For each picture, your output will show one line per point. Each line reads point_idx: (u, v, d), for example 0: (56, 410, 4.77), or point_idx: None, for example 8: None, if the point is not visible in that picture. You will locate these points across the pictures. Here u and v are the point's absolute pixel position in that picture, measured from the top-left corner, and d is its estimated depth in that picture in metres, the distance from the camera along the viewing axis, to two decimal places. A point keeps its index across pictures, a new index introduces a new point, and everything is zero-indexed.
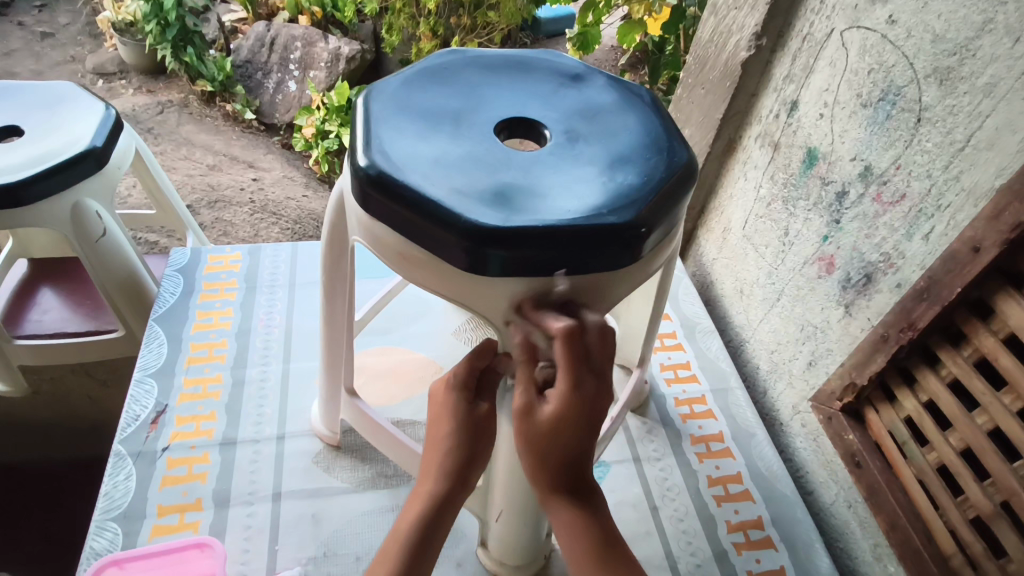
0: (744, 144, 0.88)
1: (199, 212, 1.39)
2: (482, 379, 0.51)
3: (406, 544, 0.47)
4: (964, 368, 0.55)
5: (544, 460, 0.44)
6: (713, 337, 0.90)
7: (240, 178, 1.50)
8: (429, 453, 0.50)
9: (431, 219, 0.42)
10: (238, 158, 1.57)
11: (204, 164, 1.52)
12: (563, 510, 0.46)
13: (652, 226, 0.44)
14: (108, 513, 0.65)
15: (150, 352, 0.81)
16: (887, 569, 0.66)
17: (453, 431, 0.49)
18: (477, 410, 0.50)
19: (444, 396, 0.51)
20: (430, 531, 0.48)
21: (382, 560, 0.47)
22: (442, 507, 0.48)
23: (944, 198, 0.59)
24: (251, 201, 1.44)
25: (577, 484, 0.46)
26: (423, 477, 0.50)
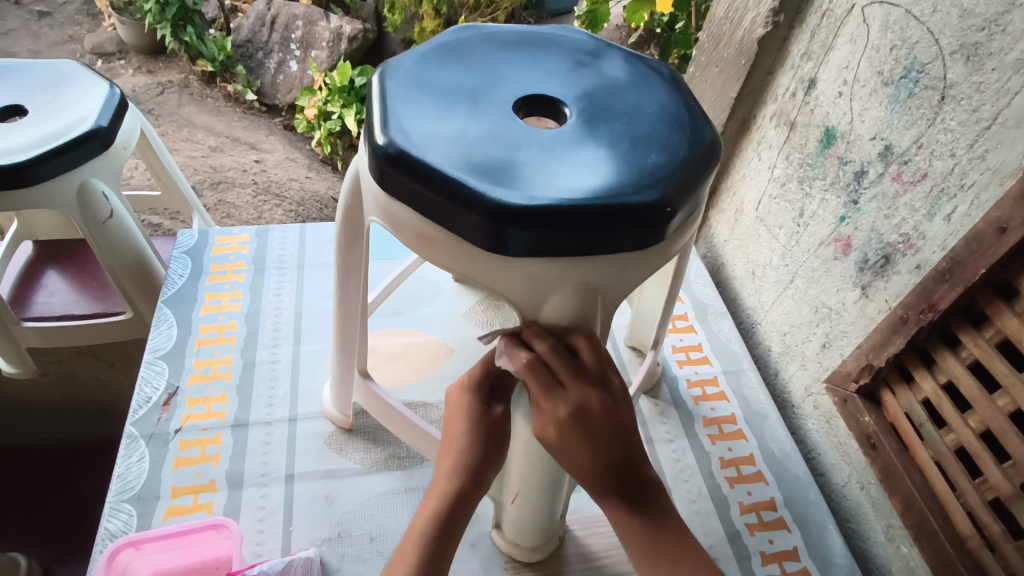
0: (759, 123, 0.87)
1: (203, 193, 1.38)
2: (496, 384, 0.52)
3: (424, 543, 0.47)
4: (985, 349, 0.54)
5: (581, 473, 0.46)
6: (725, 319, 0.90)
7: (243, 160, 1.48)
8: (443, 453, 0.51)
9: (452, 198, 0.41)
10: (240, 139, 1.56)
11: (206, 145, 1.51)
12: (618, 509, 0.47)
13: (677, 206, 0.43)
14: (122, 495, 0.65)
15: (160, 334, 0.81)
16: (900, 550, 0.66)
17: (469, 430, 0.50)
18: (491, 413, 0.51)
19: (459, 397, 0.52)
20: (448, 529, 0.48)
21: (400, 558, 0.47)
22: (457, 505, 0.49)
23: (968, 177, 0.58)
24: (254, 182, 1.42)
25: (623, 479, 0.46)
26: (437, 476, 0.50)
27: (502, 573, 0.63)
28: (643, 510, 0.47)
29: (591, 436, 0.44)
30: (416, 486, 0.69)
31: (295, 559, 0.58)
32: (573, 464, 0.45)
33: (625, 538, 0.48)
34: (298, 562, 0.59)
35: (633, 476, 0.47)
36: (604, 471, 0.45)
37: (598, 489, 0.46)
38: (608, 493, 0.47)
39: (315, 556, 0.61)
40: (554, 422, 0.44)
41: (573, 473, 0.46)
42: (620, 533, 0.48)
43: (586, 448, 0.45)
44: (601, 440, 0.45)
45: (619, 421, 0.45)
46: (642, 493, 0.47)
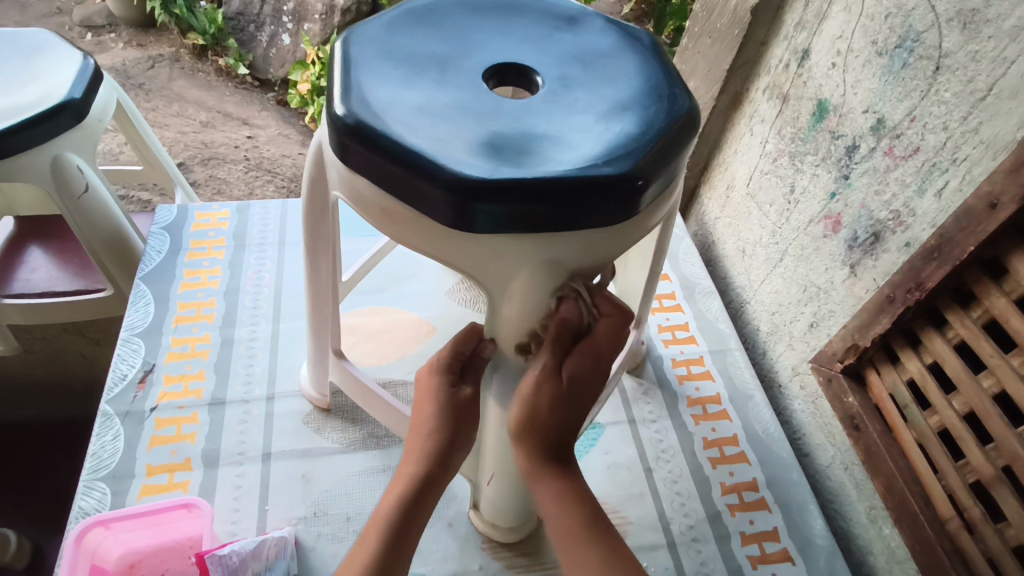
0: (752, 96, 0.84)
1: (192, 169, 1.36)
2: (466, 363, 0.51)
3: (387, 528, 0.47)
4: (971, 330, 0.53)
5: (529, 440, 0.50)
6: (713, 298, 0.88)
7: (235, 136, 1.45)
8: (413, 436, 0.51)
9: (412, 171, 0.39)
10: (231, 114, 1.52)
11: (197, 120, 1.48)
12: (550, 481, 0.50)
13: (650, 178, 0.41)
14: (97, 473, 0.64)
15: (137, 311, 0.79)
16: (882, 531, 0.65)
17: (436, 414, 0.50)
18: (460, 394, 0.50)
19: (427, 379, 0.51)
20: (414, 512, 0.48)
21: (364, 543, 0.47)
22: (424, 489, 0.49)
23: (960, 151, 0.56)
24: (245, 158, 1.40)
25: (561, 454, 0.51)
26: (405, 459, 0.50)
27: (479, 553, 0.63)
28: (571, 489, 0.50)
29: (568, 404, 0.49)
30: (394, 466, 0.68)
31: (268, 537, 0.58)
32: (531, 424, 0.49)
33: (551, 525, 0.49)
34: (271, 541, 0.58)
35: (567, 456, 0.52)
36: (549, 438, 0.50)
37: (538, 460, 0.50)
38: (546, 466, 0.50)
39: (290, 535, 0.61)
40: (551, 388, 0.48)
41: (519, 432, 0.50)
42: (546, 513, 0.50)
43: (555, 415, 0.49)
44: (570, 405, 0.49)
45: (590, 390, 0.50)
46: (571, 473, 0.51)
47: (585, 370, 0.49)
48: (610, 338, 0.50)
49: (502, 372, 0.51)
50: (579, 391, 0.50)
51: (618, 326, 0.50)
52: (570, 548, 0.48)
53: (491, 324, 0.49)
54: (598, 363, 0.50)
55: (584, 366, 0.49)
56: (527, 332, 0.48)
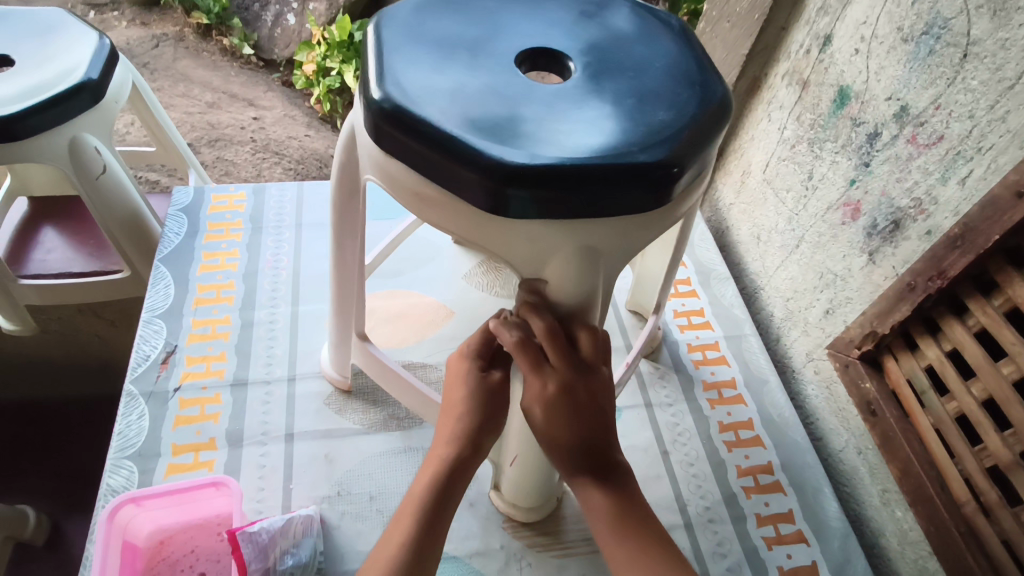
0: (771, 82, 0.84)
1: (200, 150, 1.36)
2: (495, 350, 0.54)
3: (421, 509, 0.48)
4: (993, 318, 0.53)
5: (557, 451, 0.48)
6: (728, 284, 0.89)
7: (241, 117, 1.45)
8: (443, 419, 0.52)
9: (450, 156, 0.40)
10: (237, 95, 1.51)
11: (203, 101, 1.47)
12: (590, 491, 0.48)
13: (684, 166, 0.41)
14: (123, 451, 0.66)
15: (157, 293, 0.80)
16: (894, 514, 0.67)
17: (467, 397, 0.51)
18: (490, 378, 0.52)
19: (457, 365, 0.53)
20: (446, 493, 0.49)
21: (398, 523, 0.48)
22: (456, 471, 0.49)
23: (986, 140, 0.56)
24: (252, 140, 1.40)
25: (595, 459, 0.49)
26: (436, 442, 0.51)
27: (500, 532, 0.64)
28: (615, 495, 0.48)
29: (569, 414, 0.47)
30: (415, 447, 0.69)
31: (295, 515, 0.59)
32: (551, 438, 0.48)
33: (597, 533, 0.48)
34: (298, 519, 0.59)
35: (605, 463, 0.49)
36: (576, 449, 0.48)
37: (571, 470, 0.48)
38: (580, 474, 0.48)
39: (316, 513, 0.62)
40: (542, 401, 0.47)
41: (545, 446, 0.48)
42: (588, 511, 0.48)
43: (562, 426, 0.47)
44: (577, 418, 0.47)
45: (601, 403, 0.49)
46: (619, 484, 0.49)
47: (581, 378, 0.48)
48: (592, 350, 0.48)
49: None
50: (572, 399, 0.47)
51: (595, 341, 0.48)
52: (615, 544, 0.47)
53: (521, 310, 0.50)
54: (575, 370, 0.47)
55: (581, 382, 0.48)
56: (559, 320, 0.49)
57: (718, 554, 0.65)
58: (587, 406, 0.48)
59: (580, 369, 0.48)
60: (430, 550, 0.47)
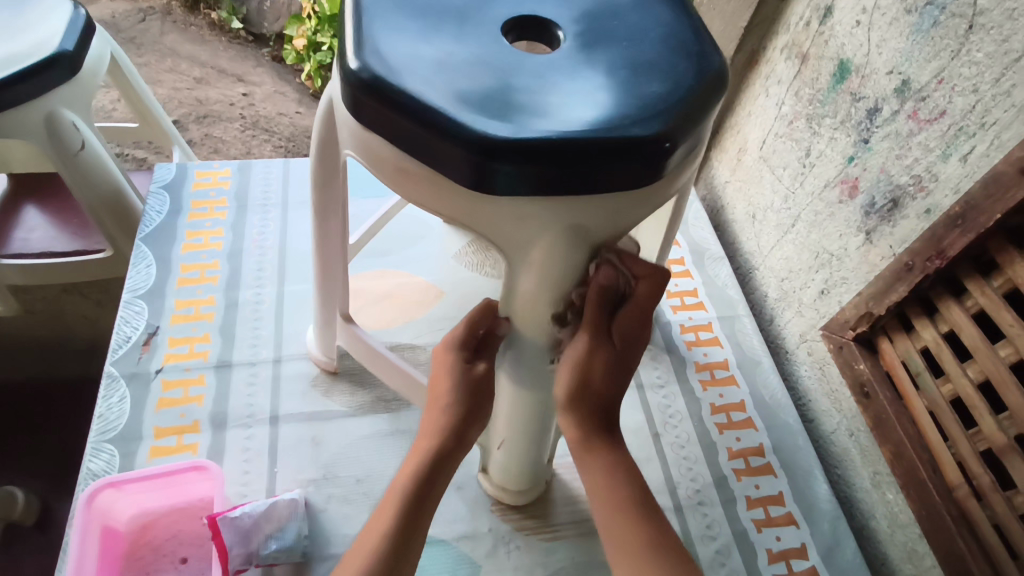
0: (769, 55, 0.81)
1: (188, 127, 1.34)
2: (481, 341, 0.51)
3: (405, 500, 0.47)
4: (992, 299, 0.52)
5: (584, 405, 0.49)
6: (722, 264, 0.87)
7: (230, 93, 1.41)
8: (429, 411, 0.52)
9: (431, 129, 0.37)
10: (227, 71, 1.46)
11: (191, 76, 1.43)
12: (602, 453, 0.49)
13: (678, 140, 0.39)
14: (104, 435, 0.64)
15: (139, 273, 0.78)
16: (886, 496, 0.66)
17: (453, 388, 0.50)
18: (475, 370, 0.51)
19: (443, 355, 0.52)
20: (427, 487, 0.48)
21: (380, 514, 0.47)
22: (439, 463, 0.49)
23: (990, 115, 0.54)
24: (242, 116, 1.37)
25: (607, 422, 0.50)
26: (421, 433, 0.51)
27: (488, 515, 0.63)
28: (619, 463, 0.49)
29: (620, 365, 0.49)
30: (402, 429, 0.68)
31: (279, 499, 0.58)
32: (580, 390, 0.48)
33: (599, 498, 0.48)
34: (282, 503, 0.58)
35: (611, 425, 0.50)
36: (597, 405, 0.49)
37: (586, 430, 0.49)
38: (595, 434, 0.49)
39: (300, 497, 0.61)
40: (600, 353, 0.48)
41: (573, 403, 0.49)
42: (594, 492, 0.48)
43: (607, 376, 0.48)
44: (617, 370, 0.49)
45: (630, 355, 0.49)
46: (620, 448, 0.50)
47: (632, 330, 0.49)
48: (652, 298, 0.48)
49: (517, 351, 0.51)
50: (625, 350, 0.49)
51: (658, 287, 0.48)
52: (617, 526, 0.46)
53: (506, 303, 0.48)
54: (642, 320, 0.48)
55: (630, 326, 0.49)
56: (547, 307, 0.47)
57: (707, 537, 0.65)
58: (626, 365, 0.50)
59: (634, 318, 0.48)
60: (411, 542, 0.47)
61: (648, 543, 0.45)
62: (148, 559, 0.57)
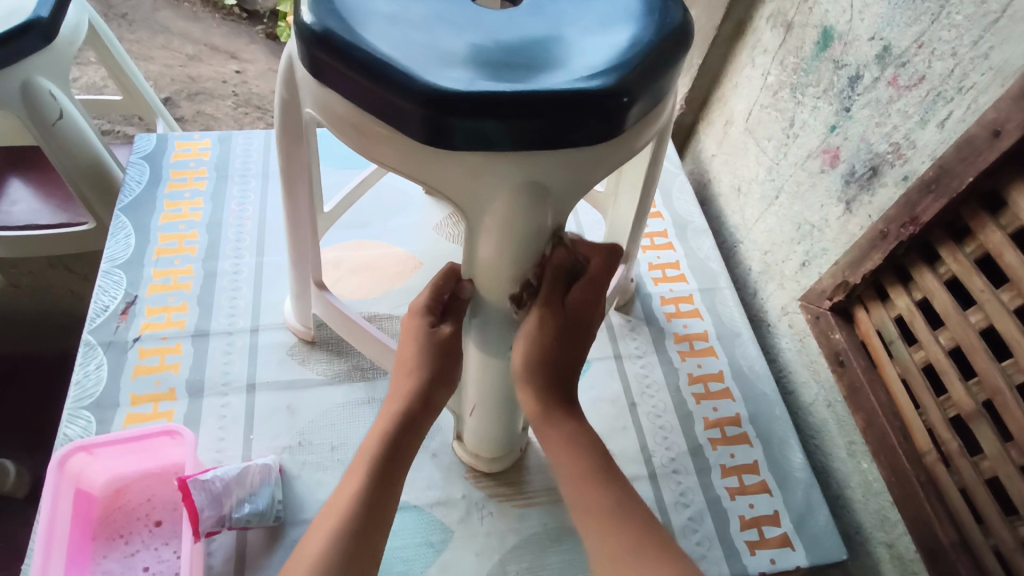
0: (755, 25, 0.80)
1: (179, 104, 1.31)
2: (447, 303, 0.52)
3: (374, 464, 0.48)
4: (963, 265, 0.51)
5: (543, 376, 0.51)
6: (705, 237, 0.87)
7: (223, 70, 1.35)
8: (398, 377, 0.52)
9: (384, 84, 0.37)
10: (219, 48, 1.38)
11: (183, 53, 1.36)
12: (563, 423, 0.51)
13: (635, 96, 0.39)
14: (81, 401, 0.65)
15: (118, 243, 0.78)
16: (860, 465, 0.66)
17: (419, 353, 0.51)
18: (440, 333, 0.51)
19: (410, 321, 0.52)
20: (396, 450, 0.49)
21: (351, 478, 0.48)
22: (405, 427, 0.50)
23: (967, 79, 0.53)
24: (234, 94, 1.33)
25: (566, 395, 0.53)
26: (390, 399, 0.51)
27: (463, 482, 0.64)
28: (579, 434, 0.51)
29: (574, 332, 0.52)
30: (379, 398, 0.68)
31: (251, 465, 0.58)
32: (541, 363, 0.50)
33: (566, 468, 0.50)
34: (255, 468, 0.58)
35: (569, 396, 0.53)
36: (554, 376, 0.51)
37: (546, 401, 0.51)
38: (554, 406, 0.51)
39: (275, 463, 0.61)
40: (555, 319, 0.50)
41: (531, 373, 0.51)
42: (557, 459, 0.51)
43: (560, 345, 0.51)
44: (572, 338, 0.52)
45: (583, 323, 0.53)
46: (580, 418, 0.52)
47: (585, 302, 0.52)
48: (604, 271, 0.53)
49: (482, 316, 0.51)
50: (578, 319, 0.52)
51: (609, 261, 0.53)
52: (581, 487, 0.49)
53: (469, 265, 0.48)
54: (594, 294, 0.53)
55: (583, 297, 0.52)
56: (506, 275, 0.47)
57: (680, 504, 0.65)
58: (585, 332, 0.53)
59: (584, 290, 0.52)
60: (383, 504, 0.47)
61: (610, 511, 0.47)
62: (121, 522, 0.57)
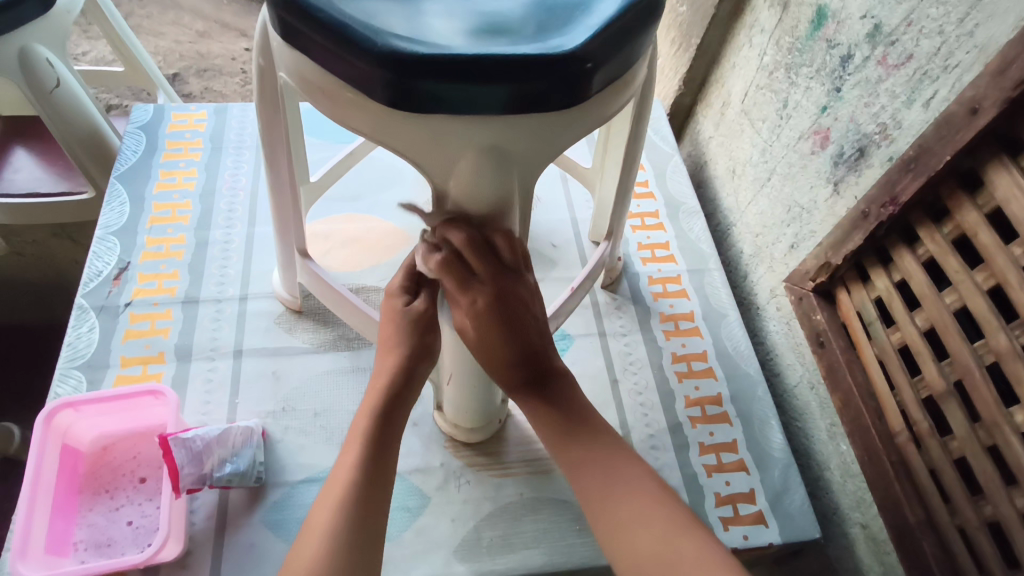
0: (753, 4, 0.79)
1: (187, 80, 1.29)
2: (419, 279, 0.55)
3: (368, 439, 0.49)
4: (941, 246, 0.51)
5: (497, 367, 0.52)
6: (697, 219, 0.87)
7: (233, 47, 1.35)
8: (381, 356, 0.53)
9: (347, 46, 0.37)
10: (230, 25, 1.38)
11: (193, 30, 1.36)
12: (531, 400, 0.53)
13: (600, 62, 0.39)
14: (73, 362, 0.66)
15: (112, 211, 0.79)
16: (839, 447, 0.66)
17: (398, 330, 0.52)
18: (413, 307, 0.53)
19: (385, 300, 0.54)
20: (387, 426, 0.50)
21: (346, 455, 0.49)
22: (392, 405, 0.51)
23: (953, 57, 0.52)
24: (243, 71, 1.32)
25: (533, 373, 0.53)
26: (374, 380, 0.52)
27: (442, 451, 0.65)
28: (555, 407, 0.53)
29: (503, 323, 0.50)
30: (363, 367, 0.69)
31: (233, 427, 0.59)
32: (490, 363, 0.52)
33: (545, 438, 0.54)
34: (236, 430, 0.60)
35: (539, 373, 0.53)
36: (514, 363, 0.52)
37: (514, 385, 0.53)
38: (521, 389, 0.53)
39: (257, 426, 0.62)
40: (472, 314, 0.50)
41: (489, 369, 0.53)
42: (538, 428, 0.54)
43: (495, 337, 0.50)
44: (508, 331, 0.51)
45: (518, 305, 0.51)
46: (555, 389, 0.54)
47: (501, 293, 0.50)
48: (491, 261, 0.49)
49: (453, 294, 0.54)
50: (503, 314, 0.50)
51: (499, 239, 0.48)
52: (564, 452, 0.52)
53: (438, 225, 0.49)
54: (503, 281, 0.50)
55: (501, 296, 0.50)
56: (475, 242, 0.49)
57: None
58: (524, 320, 0.52)
59: (503, 273, 0.50)
60: (380, 477, 0.48)
61: (591, 470, 0.51)
62: (107, 478, 0.59)
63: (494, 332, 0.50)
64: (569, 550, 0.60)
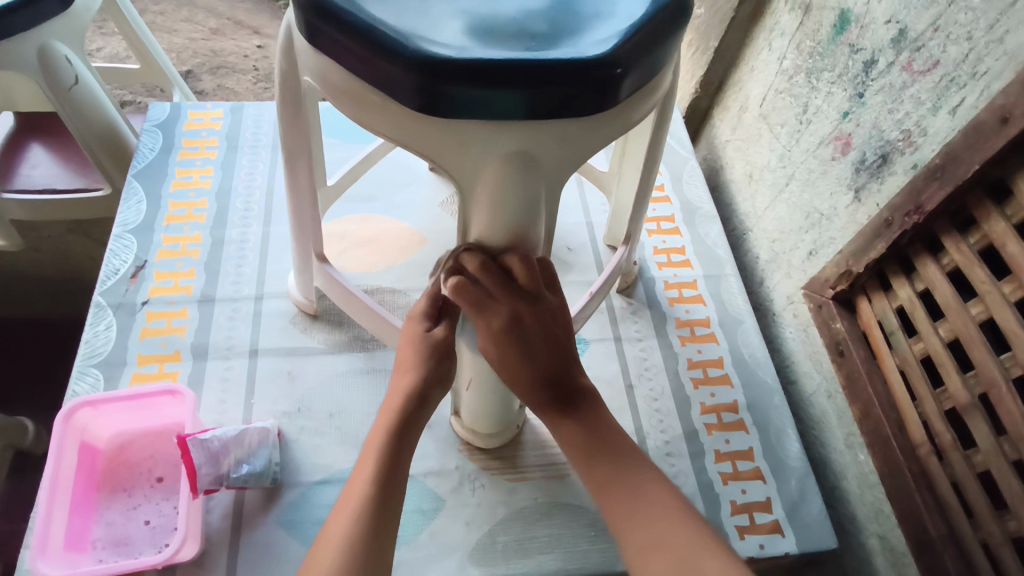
0: (773, 7, 0.79)
1: (201, 78, 1.29)
2: (442, 307, 0.55)
3: (383, 454, 0.49)
4: (967, 256, 0.51)
5: (518, 384, 0.53)
6: (713, 224, 0.86)
7: (246, 45, 1.35)
8: (398, 375, 0.53)
9: (378, 50, 0.37)
10: (243, 23, 1.38)
11: (207, 27, 1.36)
12: (552, 416, 0.54)
13: (629, 68, 0.39)
14: (90, 359, 0.67)
15: (130, 209, 0.79)
16: (857, 457, 0.66)
17: (419, 354, 0.53)
18: (434, 333, 0.54)
19: (407, 324, 0.55)
20: (402, 441, 0.50)
21: (361, 470, 0.49)
22: (406, 423, 0.51)
23: (981, 64, 0.52)
24: (256, 69, 1.32)
25: (553, 387, 0.54)
26: (390, 397, 0.52)
27: (456, 454, 0.65)
28: (576, 424, 0.54)
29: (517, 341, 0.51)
30: (378, 368, 0.69)
31: (250, 427, 0.60)
32: (510, 380, 0.53)
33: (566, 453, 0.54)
34: (253, 430, 0.60)
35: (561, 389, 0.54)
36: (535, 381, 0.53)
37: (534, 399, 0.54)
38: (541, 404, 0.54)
39: (273, 426, 0.62)
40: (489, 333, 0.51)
41: (511, 384, 0.54)
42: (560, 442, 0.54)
43: (511, 353, 0.51)
44: (528, 348, 0.52)
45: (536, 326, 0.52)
46: (575, 405, 0.54)
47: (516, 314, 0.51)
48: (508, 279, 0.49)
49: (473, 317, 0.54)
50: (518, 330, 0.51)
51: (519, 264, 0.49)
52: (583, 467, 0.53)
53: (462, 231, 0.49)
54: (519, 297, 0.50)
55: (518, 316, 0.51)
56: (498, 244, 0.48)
57: None
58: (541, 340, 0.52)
59: (522, 296, 0.51)
60: (395, 490, 0.48)
61: (608, 486, 0.51)
62: (124, 476, 0.59)
63: (509, 346, 0.51)
64: (585, 556, 0.59)
